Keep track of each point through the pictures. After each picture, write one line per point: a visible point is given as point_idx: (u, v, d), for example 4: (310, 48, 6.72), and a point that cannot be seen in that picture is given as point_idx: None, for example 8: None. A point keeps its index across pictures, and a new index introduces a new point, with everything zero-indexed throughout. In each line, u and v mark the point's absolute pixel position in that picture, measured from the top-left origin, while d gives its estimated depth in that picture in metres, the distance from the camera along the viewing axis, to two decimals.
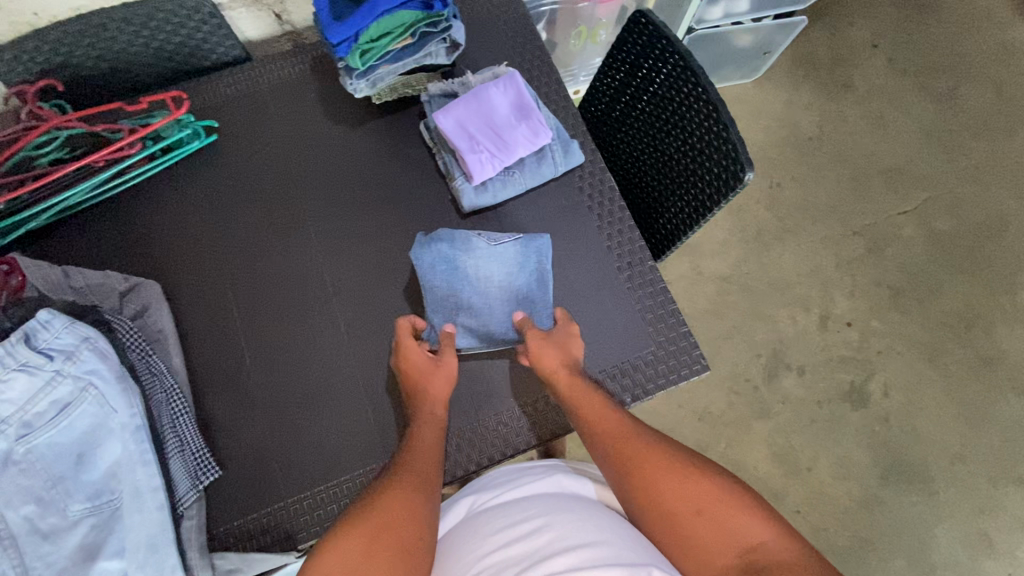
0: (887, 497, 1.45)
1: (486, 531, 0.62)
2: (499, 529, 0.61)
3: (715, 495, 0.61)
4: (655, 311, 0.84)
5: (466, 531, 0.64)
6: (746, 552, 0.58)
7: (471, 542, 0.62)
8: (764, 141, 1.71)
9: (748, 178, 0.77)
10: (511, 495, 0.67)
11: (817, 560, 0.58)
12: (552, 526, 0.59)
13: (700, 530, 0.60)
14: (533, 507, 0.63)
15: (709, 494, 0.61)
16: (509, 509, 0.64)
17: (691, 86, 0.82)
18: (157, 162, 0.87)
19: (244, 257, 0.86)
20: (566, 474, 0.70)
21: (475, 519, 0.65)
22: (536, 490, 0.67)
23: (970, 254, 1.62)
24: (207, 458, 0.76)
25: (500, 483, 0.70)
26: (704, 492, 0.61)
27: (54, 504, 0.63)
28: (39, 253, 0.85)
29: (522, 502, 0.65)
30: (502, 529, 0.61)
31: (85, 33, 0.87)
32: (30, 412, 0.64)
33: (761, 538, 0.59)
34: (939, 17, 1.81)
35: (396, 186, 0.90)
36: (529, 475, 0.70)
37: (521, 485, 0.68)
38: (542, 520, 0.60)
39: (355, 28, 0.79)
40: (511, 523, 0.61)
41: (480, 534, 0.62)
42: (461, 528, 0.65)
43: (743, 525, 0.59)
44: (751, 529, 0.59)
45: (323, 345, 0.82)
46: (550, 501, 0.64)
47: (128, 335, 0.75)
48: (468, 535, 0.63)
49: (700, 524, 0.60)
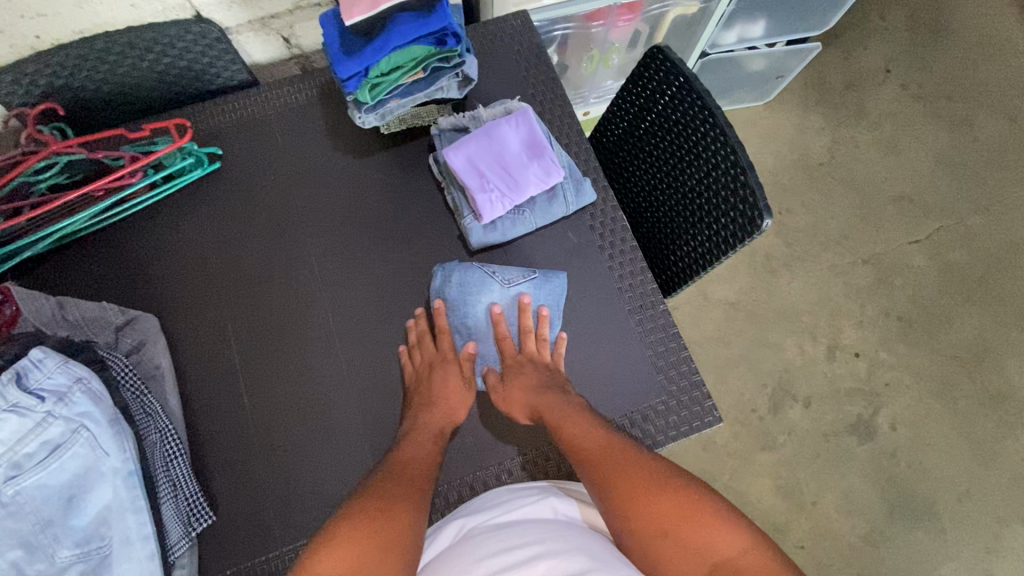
0: (893, 533, 1.42)
1: (479, 554, 0.58)
2: (492, 554, 0.57)
3: (682, 509, 0.60)
4: (666, 358, 0.82)
5: (456, 556, 0.60)
6: (714, 569, 0.56)
7: (462, 566, 0.58)
8: (774, 166, 1.69)
9: (766, 225, 0.74)
10: (502, 519, 0.64)
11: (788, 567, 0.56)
12: (546, 557, 0.55)
13: (670, 554, 0.58)
14: (530, 531, 0.60)
15: (676, 510, 0.60)
16: (503, 534, 0.60)
17: (708, 126, 0.80)
18: (158, 192, 0.85)
19: (245, 290, 0.84)
20: (559, 497, 0.67)
21: (465, 545, 0.61)
22: (530, 514, 0.64)
23: (981, 286, 1.60)
24: (201, 502, 0.73)
25: (490, 506, 0.66)
26: (674, 510, 0.60)
27: (42, 549, 0.61)
28: (34, 282, 0.83)
29: (515, 527, 0.61)
30: (495, 555, 0.57)
31: (88, 57, 0.85)
32: (20, 453, 0.62)
33: (729, 553, 0.57)
34: (953, 43, 1.79)
35: (404, 219, 0.88)
36: (522, 499, 0.67)
37: (514, 509, 0.65)
38: (536, 550, 0.56)
39: (366, 63, 0.76)
40: (499, 552, 0.58)
41: (471, 557, 0.58)
42: (451, 552, 0.61)
43: (708, 539, 0.58)
44: (722, 542, 0.57)
45: (323, 385, 0.80)
46: (544, 528, 0.61)
47: (122, 373, 0.73)
48: (456, 562, 0.59)
49: (667, 546, 0.58)
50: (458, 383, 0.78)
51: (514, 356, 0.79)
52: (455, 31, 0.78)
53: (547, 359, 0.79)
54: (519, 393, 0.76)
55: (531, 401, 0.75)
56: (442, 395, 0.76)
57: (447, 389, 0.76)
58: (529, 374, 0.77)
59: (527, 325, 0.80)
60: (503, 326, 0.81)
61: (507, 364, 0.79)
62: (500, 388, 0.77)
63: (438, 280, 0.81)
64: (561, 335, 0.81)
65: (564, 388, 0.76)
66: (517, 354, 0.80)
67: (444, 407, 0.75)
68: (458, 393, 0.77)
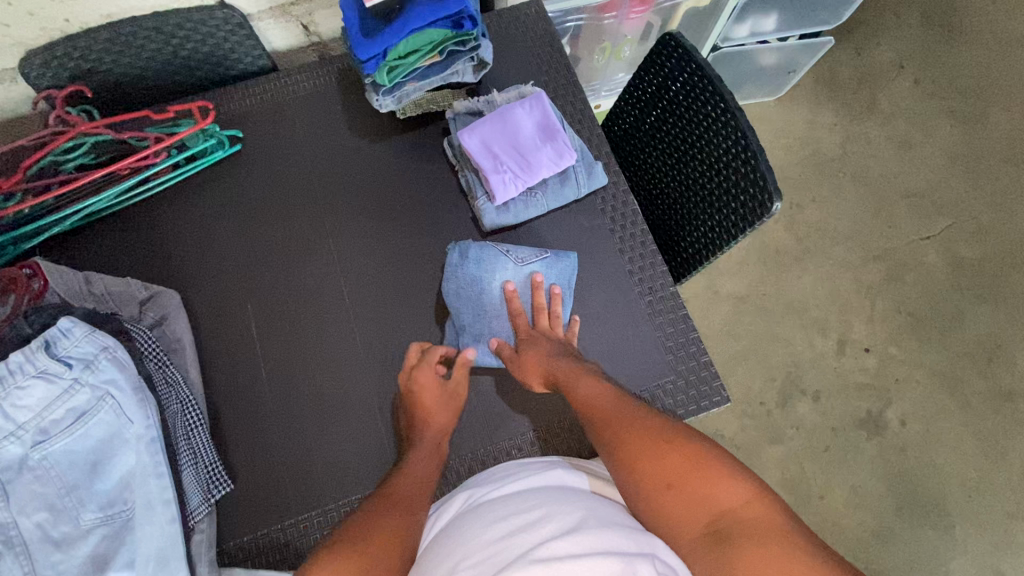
0: (902, 528, 1.42)
1: (487, 519, 0.60)
2: (499, 518, 0.59)
3: (686, 466, 0.61)
4: (675, 339, 0.83)
5: (465, 523, 0.61)
6: (716, 519, 0.57)
7: (470, 531, 0.59)
8: (784, 161, 1.69)
9: (776, 208, 0.75)
10: (508, 489, 0.65)
11: (790, 518, 0.57)
12: (552, 518, 0.56)
13: (673, 506, 0.59)
14: (534, 498, 0.61)
15: (680, 466, 0.61)
16: (509, 501, 0.62)
17: (719, 111, 0.80)
18: (180, 172, 0.88)
19: (264, 268, 0.86)
20: (566, 469, 0.68)
21: (473, 512, 0.63)
22: (537, 483, 0.65)
23: (993, 283, 1.59)
24: (219, 471, 0.75)
25: (497, 478, 0.68)
26: (678, 466, 0.61)
27: (66, 512, 0.63)
28: (60, 258, 0.85)
29: (521, 495, 0.63)
30: (502, 518, 0.58)
31: (115, 41, 0.88)
32: (47, 419, 0.64)
33: (732, 505, 0.57)
34: (967, 39, 1.78)
35: (418, 201, 0.89)
36: (528, 471, 0.68)
37: (520, 479, 0.66)
38: (542, 512, 0.58)
39: (384, 45, 0.78)
40: (506, 514, 0.59)
41: (479, 523, 0.59)
42: (458, 521, 0.63)
43: (712, 491, 0.59)
44: (725, 494, 0.58)
45: (338, 359, 0.82)
46: (549, 493, 0.62)
47: (146, 344, 0.75)
48: (464, 526, 0.60)
49: (671, 498, 0.59)
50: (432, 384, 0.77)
51: (527, 334, 0.80)
52: (471, 14, 0.80)
53: (560, 334, 0.80)
54: (532, 364, 0.76)
55: (545, 369, 0.76)
56: (421, 400, 0.75)
57: (423, 399, 0.75)
58: (540, 348, 0.78)
59: (540, 302, 0.81)
60: (517, 303, 0.82)
61: (521, 338, 0.80)
62: (518, 361, 0.77)
63: (453, 257, 0.83)
64: (573, 317, 0.82)
65: (580, 358, 0.77)
66: (529, 334, 0.80)
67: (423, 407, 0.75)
68: (441, 406, 0.76)
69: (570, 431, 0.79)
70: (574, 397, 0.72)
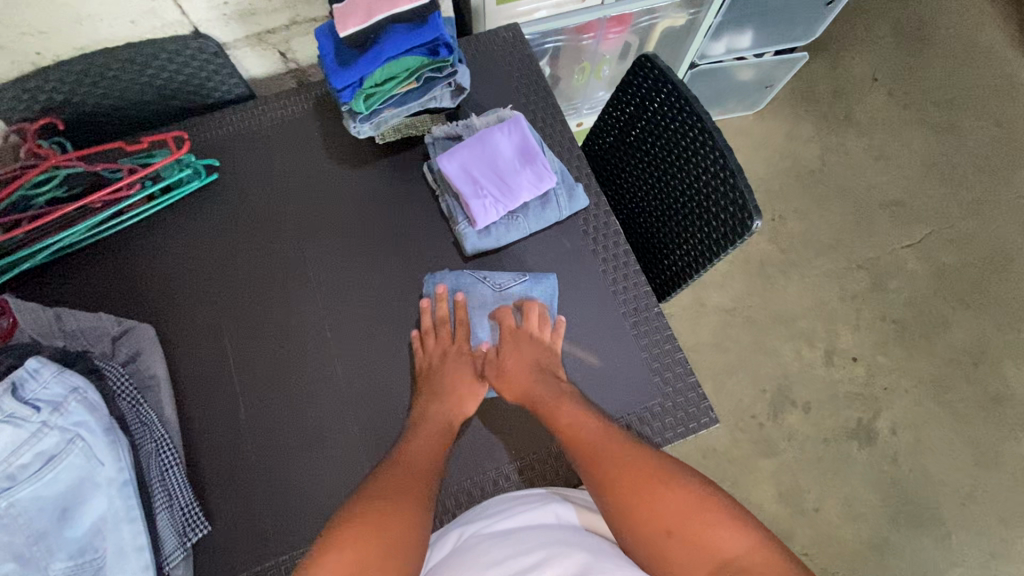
0: (897, 539, 1.41)
1: (484, 562, 0.58)
2: (497, 563, 0.57)
3: (685, 510, 0.60)
4: (661, 359, 0.82)
5: (461, 566, 0.59)
6: (720, 568, 0.57)
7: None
8: (766, 173, 1.72)
9: (755, 226, 0.75)
10: (505, 526, 0.63)
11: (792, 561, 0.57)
12: (553, 563, 0.55)
13: (675, 554, 0.58)
14: (531, 539, 0.60)
15: (680, 512, 0.60)
16: (506, 542, 0.60)
17: (696, 132, 0.81)
18: (155, 203, 0.86)
19: (243, 299, 0.84)
20: (560, 504, 0.67)
21: (469, 552, 0.61)
22: (532, 520, 0.64)
23: (974, 289, 1.61)
24: (196, 512, 0.73)
25: (491, 513, 0.66)
26: (676, 510, 0.61)
27: (34, 563, 0.59)
28: (31, 294, 0.83)
29: (518, 535, 0.61)
30: (500, 563, 0.57)
31: (88, 72, 0.87)
32: (13, 465, 0.60)
33: (735, 552, 0.57)
34: (937, 51, 1.82)
35: (399, 226, 0.88)
36: (523, 506, 0.66)
37: (516, 516, 0.65)
38: (542, 555, 0.57)
39: (360, 73, 0.78)
40: (505, 558, 0.57)
41: (476, 566, 0.58)
42: (453, 562, 0.61)
43: (714, 537, 0.58)
44: (727, 540, 0.58)
45: (321, 392, 0.80)
46: (548, 533, 0.61)
47: (119, 383, 0.73)
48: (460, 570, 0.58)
49: (673, 546, 0.59)
50: (462, 374, 0.78)
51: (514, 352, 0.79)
52: (447, 42, 0.80)
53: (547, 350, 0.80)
54: (515, 389, 0.76)
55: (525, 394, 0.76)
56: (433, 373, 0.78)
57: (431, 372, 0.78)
58: (525, 368, 0.77)
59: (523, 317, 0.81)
60: (503, 319, 0.82)
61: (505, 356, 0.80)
62: (502, 383, 0.77)
63: (430, 287, 0.83)
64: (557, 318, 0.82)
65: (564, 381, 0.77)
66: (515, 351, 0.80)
67: (455, 400, 0.76)
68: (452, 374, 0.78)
69: (558, 458, 0.77)
70: (556, 427, 0.71)
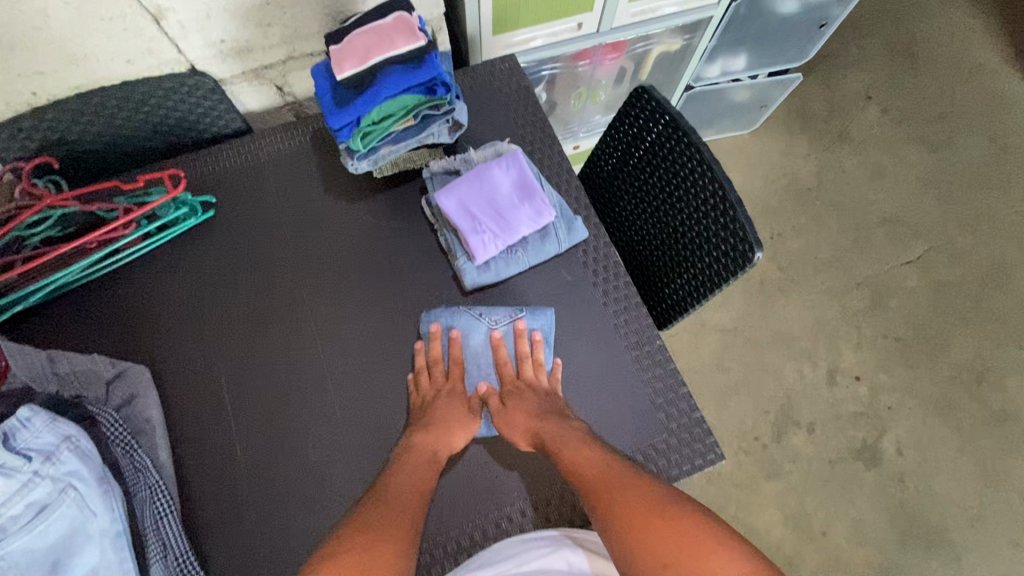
0: (907, 562, 1.39)
1: None
2: None
3: (681, 540, 0.58)
4: (665, 394, 0.81)
5: None
6: None
7: None
8: (763, 191, 1.72)
9: (757, 258, 0.75)
10: None
11: None
12: None
13: None
14: None
15: (674, 541, 0.58)
16: None
17: (695, 163, 0.81)
18: (150, 241, 0.85)
19: (240, 337, 0.83)
20: (573, 548, 0.67)
21: None
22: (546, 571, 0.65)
23: (975, 305, 1.60)
24: (190, 560, 0.70)
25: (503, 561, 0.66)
26: (670, 540, 0.58)
27: None
28: (26, 335, 0.82)
29: None
30: None
31: (83, 110, 0.87)
32: (4, 516, 0.59)
33: None
34: (930, 69, 1.84)
35: (397, 260, 0.88)
36: (536, 553, 0.66)
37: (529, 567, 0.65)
38: None
39: (357, 113, 0.78)
40: None
41: None
42: None
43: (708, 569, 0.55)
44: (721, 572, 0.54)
45: (319, 433, 0.78)
46: None
47: (112, 430, 0.71)
48: None
49: None
50: (460, 409, 0.77)
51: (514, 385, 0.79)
52: (445, 81, 0.80)
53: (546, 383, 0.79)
54: (517, 424, 0.74)
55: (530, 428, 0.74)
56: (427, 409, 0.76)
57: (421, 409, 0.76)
58: (526, 403, 0.76)
59: (524, 351, 0.80)
60: (503, 351, 0.81)
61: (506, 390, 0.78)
62: (505, 417, 0.75)
63: (428, 319, 0.82)
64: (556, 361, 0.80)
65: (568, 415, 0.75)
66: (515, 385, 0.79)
67: (448, 434, 0.74)
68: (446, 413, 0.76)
69: (562, 498, 0.75)
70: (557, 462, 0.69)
